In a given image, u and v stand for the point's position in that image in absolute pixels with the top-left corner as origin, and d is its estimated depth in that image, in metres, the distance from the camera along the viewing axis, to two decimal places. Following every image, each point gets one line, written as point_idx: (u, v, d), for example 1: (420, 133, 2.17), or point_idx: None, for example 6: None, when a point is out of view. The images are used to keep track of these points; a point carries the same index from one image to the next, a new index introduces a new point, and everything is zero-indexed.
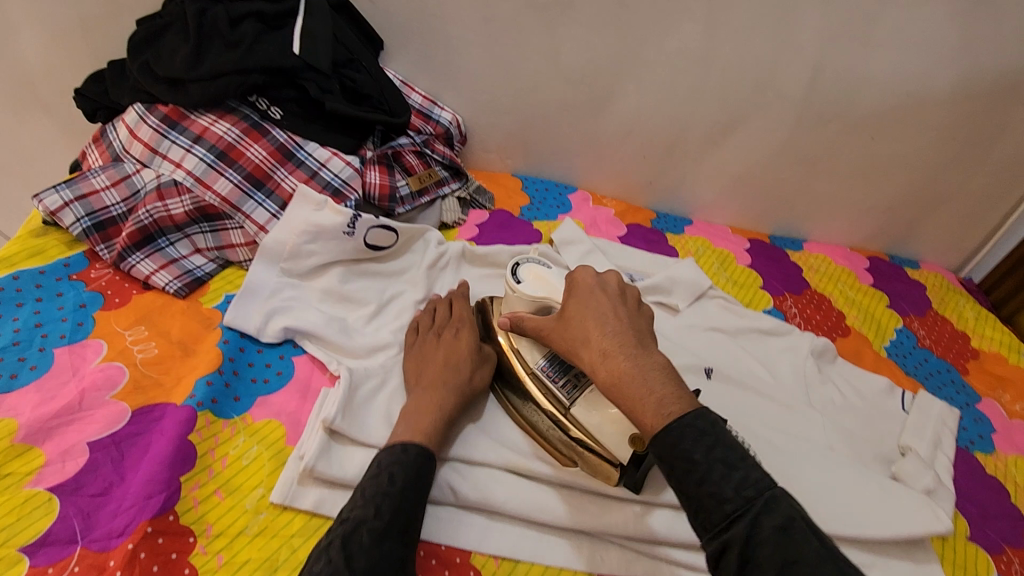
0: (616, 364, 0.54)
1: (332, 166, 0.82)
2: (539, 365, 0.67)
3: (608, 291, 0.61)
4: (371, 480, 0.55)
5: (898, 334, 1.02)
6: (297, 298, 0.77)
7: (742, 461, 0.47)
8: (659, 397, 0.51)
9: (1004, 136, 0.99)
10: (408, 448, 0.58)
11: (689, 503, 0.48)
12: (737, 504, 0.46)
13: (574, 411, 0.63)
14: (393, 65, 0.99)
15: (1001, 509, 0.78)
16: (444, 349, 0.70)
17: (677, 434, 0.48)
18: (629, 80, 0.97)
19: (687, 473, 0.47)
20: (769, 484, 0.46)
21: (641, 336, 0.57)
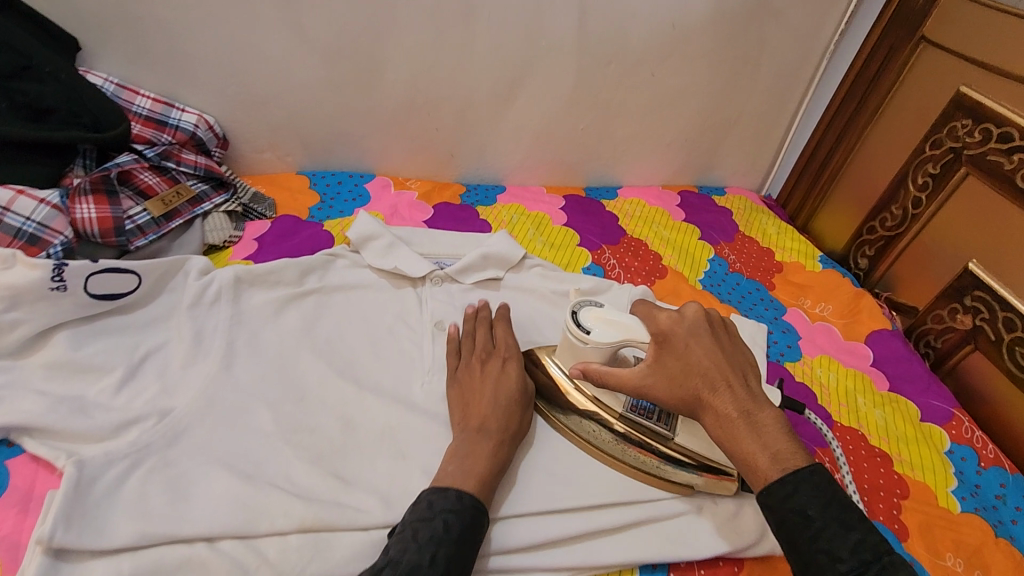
0: (735, 426, 0.54)
1: (18, 209, 0.65)
2: (627, 407, 0.67)
3: (699, 328, 0.60)
4: (423, 523, 0.53)
5: (711, 264, 1.05)
6: (8, 385, 0.61)
7: (858, 522, 0.49)
8: (774, 453, 0.52)
9: (766, 56, 1.03)
10: (462, 497, 0.56)
11: (796, 558, 0.50)
12: (852, 565, 0.47)
13: (680, 440, 0.66)
14: (100, 66, 0.81)
15: (812, 412, 0.83)
16: (493, 381, 0.68)
17: (792, 487, 0.50)
18: (391, 45, 0.88)
19: (801, 529, 0.49)
20: (888, 549, 0.48)
21: (746, 374, 0.58)
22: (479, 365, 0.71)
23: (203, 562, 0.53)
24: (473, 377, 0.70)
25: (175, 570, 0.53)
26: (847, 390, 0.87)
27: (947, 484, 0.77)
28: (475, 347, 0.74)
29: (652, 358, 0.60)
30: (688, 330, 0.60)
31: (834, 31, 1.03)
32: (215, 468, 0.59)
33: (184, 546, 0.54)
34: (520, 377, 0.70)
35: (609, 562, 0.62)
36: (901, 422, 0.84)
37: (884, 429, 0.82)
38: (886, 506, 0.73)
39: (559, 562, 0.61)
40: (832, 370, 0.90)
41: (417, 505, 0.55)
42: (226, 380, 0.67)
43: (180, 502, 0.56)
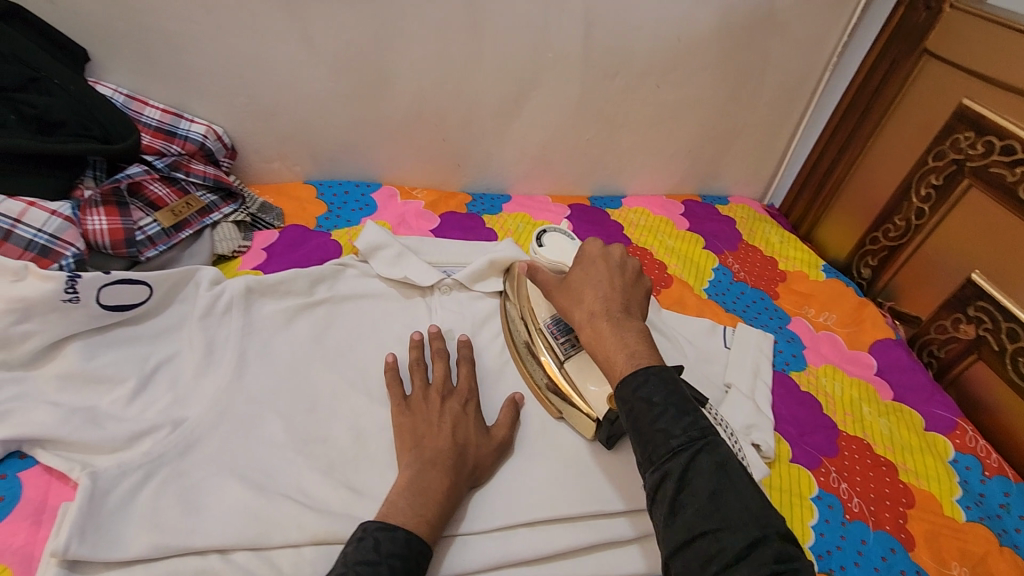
0: (600, 327, 0.60)
1: (30, 221, 0.64)
2: (545, 322, 0.74)
3: (610, 260, 0.67)
4: (368, 567, 0.49)
5: (715, 274, 1.05)
6: (21, 396, 0.61)
7: (693, 408, 0.51)
8: (631, 350, 0.56)
9: (770, 66, 1.04)
10: (411, 540, 0.53)
11: (638, 440, 0.51)
12: (682, 440, 0.49)
13: (568, 366, 0.71)
14: (110, 77, 0.81)
15: (818, 422, 0.83)
16: (451, 423, 0.64)
17: (641, 380, 0.53)
18: (399, 57, 0.88)
19: (643, 412, 0.51)
20: (716, 433, 0.50)
21: (629, 302, 0.62)
22: (438, 400, 0.66)
23: (217, 575, 0.54)
24: (427, 408, 0.66)
25: None
26: (852, 399, 0.88)
27: (952, 493, 0.77)
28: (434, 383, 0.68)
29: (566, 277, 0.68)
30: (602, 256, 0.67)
31: (838, 44, 1.04)
32: (227, 478, 0.60)
33: (198, 558, 0.54)
34: (481, 426, 0.66)
35: (624, 573, 0.62)
36: (905, 430, 0.84)
37: (889, 438, 0.83)
38: (892, 515, 0.74)
39: (571, 574, 0.61)
40: (836, 379, 0.91)
41: (364, 542, 0.51)
42: (238, 390, 0.67)
43: (192, 513, 0.57)
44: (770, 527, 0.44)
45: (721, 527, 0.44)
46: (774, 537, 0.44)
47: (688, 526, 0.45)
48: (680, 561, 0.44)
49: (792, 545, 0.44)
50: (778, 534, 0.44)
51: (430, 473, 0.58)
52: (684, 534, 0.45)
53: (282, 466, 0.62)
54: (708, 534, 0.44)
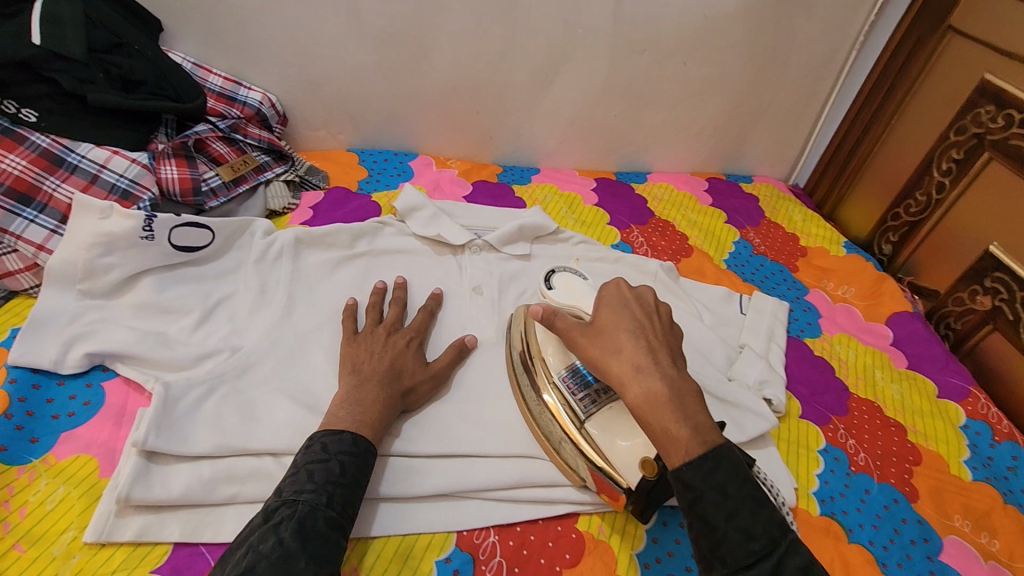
0: (657, 390, 0.51)
1: (114, 167, 0.73)
2: (560, 377, 0.66)
3: (642, 304, 0.60)
4: (319, 466, 0.55)
5: (736, 246, 1.09)
6: (103, 319, 0.69)
7: (768, 500, 0.47)
8: (694, 424, 0.49)
9: (796, 45, 1.07)
10: (357, 440, 0.58)
11: (707, 535, 0.46)
12: (763, 543, 0.45)
13: (590, 428, 0.62)
14: (179, 47, 0.90)
15: (829, 384, 0.87)
16: (393, 355, 0.68)
17: (715, 463, 0.47)
18: (439, 32, 0.95)
19: (715, 505, 0.46)
20: (790, 528, 0.47)
21: (672, 352, 0.56)
22: (383, 334, 0.71)
23: (271, 474, 0.61)
24: (373, 339, 0.70)
25: (247, 479, 0.60)
26: (866, 365, 0.91)
27: (959, 454, 0.80)
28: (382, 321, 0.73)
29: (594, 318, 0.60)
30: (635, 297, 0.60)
31: (864, 24, 1.06)
32: (279, 396, 0.67)
33: (255, 459, 0.61)
34: (418, 358, 0.70)
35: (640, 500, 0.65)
36: (917, 397, 0.87)
37: (900, 402, 0.86)
38: (898, 470, 0.77)
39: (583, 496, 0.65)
40: (851, 347, 0.93)
41: (311, 447, 0.56)
42: (288, 325, 0.74)
43: (249, 422, 0.64)
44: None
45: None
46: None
47: None
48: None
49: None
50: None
51: (366, 387, 0.63)
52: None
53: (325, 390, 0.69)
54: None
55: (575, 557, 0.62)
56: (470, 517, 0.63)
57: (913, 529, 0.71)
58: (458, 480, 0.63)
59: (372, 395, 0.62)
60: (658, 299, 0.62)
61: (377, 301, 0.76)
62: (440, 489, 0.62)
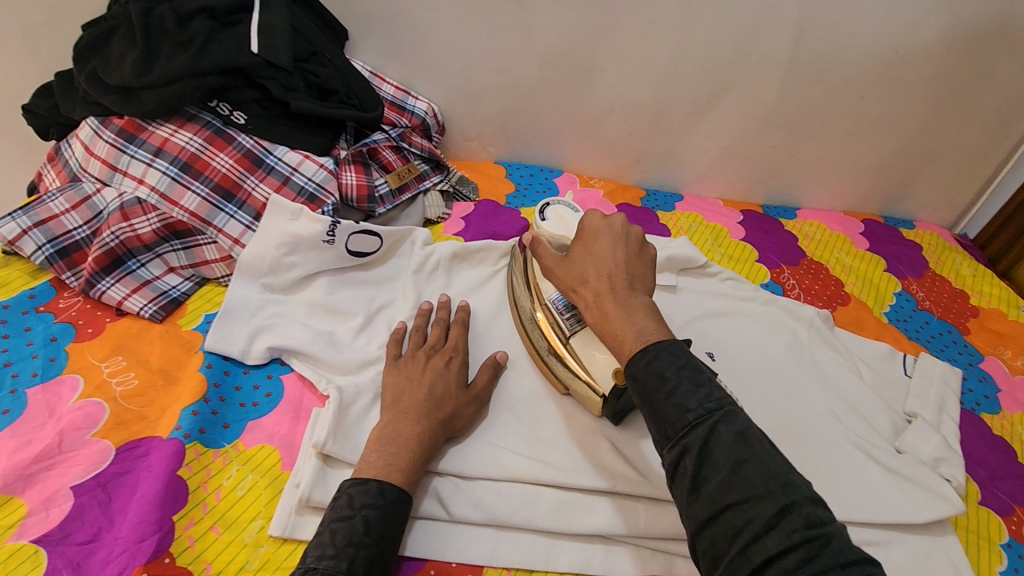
0: (605, 306, 0.55)
1: (304, 170, 0.78)
2: (551, 299, 0.70)
3: (613, 231, 0.60)
4: (341, 524, 0.51)
5: (897, 299, 1.00)
6: (281, 314, 0.73)
7: (707, 378, 0.47)
8: (639, 330, 0.52)
9: (993, 85, 0.97)
10: (383, 491, 0.54)
11: (652, 416, 0.48)
12: (698, 414, 0.46)
13: (573, 342, 0.66)
14: (360, 56, 0.94)
15: (1011, 469, 0.77)
16: (432, 377, 0.64)
17: (653, 355, 0.49)
18: (607, 55, 0.93)
19: (656, 389, 0.48)
20: (733, 401, 0.47)
21: (635, 278, 0.57)
22: (423, 358, 0.66)
23: (435, 490, 0.61)
24: (413, 365, 0.66)
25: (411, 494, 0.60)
26: None
27: None
28: (423, 341, 0.69)
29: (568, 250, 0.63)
30: (606, 228, 0.61)
31: None
32: None
33: None
34: (461, 380, 0.66)
35: None
36: None
37: None
38: None
39: None
40: None
41: (337, 500, 0.53)
42: None
43: None
44: (796, 491, 0.42)
45: (752, 500, 0.42)
46: (803, 502, 0.42)
47: (712, 501, 0.43)
48: (707, 537, 0.43)
49: (822, 508, 0.42)
50: (807, 497, 0.42)
51: (399, 422, 0.60)
52: (709, 508, 0.43)
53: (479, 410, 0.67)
54: (735, 507, 0.42)
55: None
56: (628, 564, 0.60)
57: None
58: (617, 522, 0.61)
59: (404, 429, 0.59)
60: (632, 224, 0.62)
61: (423, 319, 0.72)
62: (598, 529, 0.61)
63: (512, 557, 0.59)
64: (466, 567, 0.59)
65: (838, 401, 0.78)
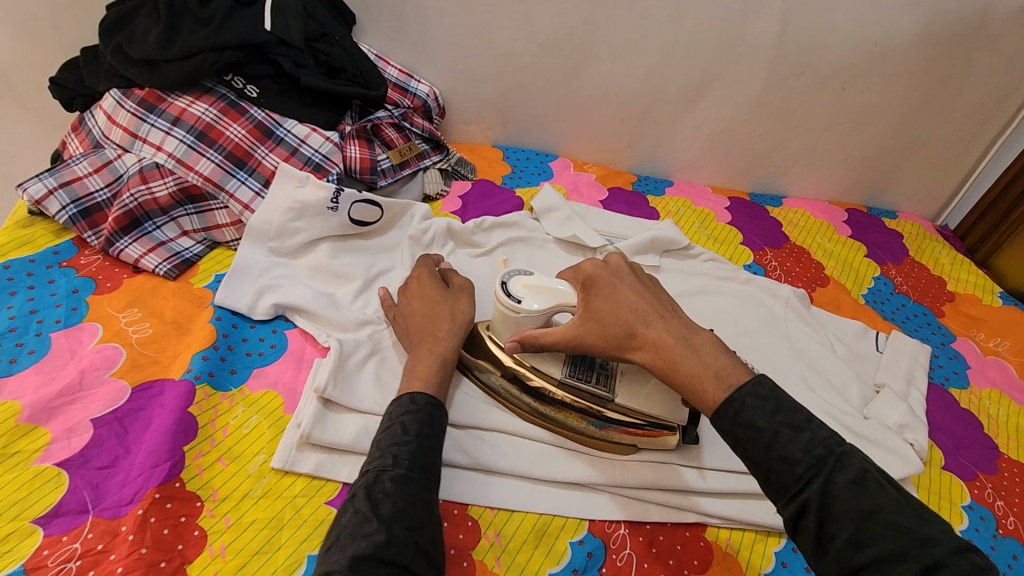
0: (675, 354, 0.55)
1: (311, 142, 0.83)
2: (564, 376, 0.65)
3: (625, 277, 0.63)
4: (384, 431, 0.55)
5: (875, 282, 1.04)
6: (286, 276, 0.78)
7: (806, 423, 0.48)
8: (718, 374, 0.52)
9: (972, 79, 1.01)
10: (415, 399, 0.58)
11: (757, 470, 0.49)
12: (808, 467, 0.46)
13: (620, 402, 0.64)
14: (367, 39, 0.99)
15: (975, 439, 0.81)
16: (417, 300, 0.71)
17: (737, 406, 0.50)
18: (602, 42, 0.98)
19: (753, 442, 0.48)
20: (839, 442, 0.48)
21: (673, 308, 0.60)
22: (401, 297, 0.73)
23: None
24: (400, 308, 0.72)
25: None
26: (1018, 426, 0.84)
27: None
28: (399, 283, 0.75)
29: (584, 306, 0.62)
30: (611, 274, 0.64)
31: None
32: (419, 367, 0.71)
33: None
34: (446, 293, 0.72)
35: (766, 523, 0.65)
36: None
37: None
38: None
39: (715, 509, 0.65)
40: (1002, 405, 0.87)
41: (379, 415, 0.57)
42: None
43: None
44: (930, 539, 0.43)
45: (886, 557, 0.43)
46: (945, 553, 0.42)
47: (846, 559, 0.44)
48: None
49: (967, 553, 0.42)
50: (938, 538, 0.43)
51: None
52: (842, 565, 0.44)
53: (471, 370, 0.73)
54: (871, 566, 0.43)
55: (703, 564, 0.62)
56: (603, 509, 0.65)
57: None
58: (595, 472, 0.66)
59: None
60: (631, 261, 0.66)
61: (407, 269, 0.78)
62: (576, 477, 0.66)
63: (495, 498, 0.64)
64: (452, 505, 0.63)
65: (810, 371, 0.83)
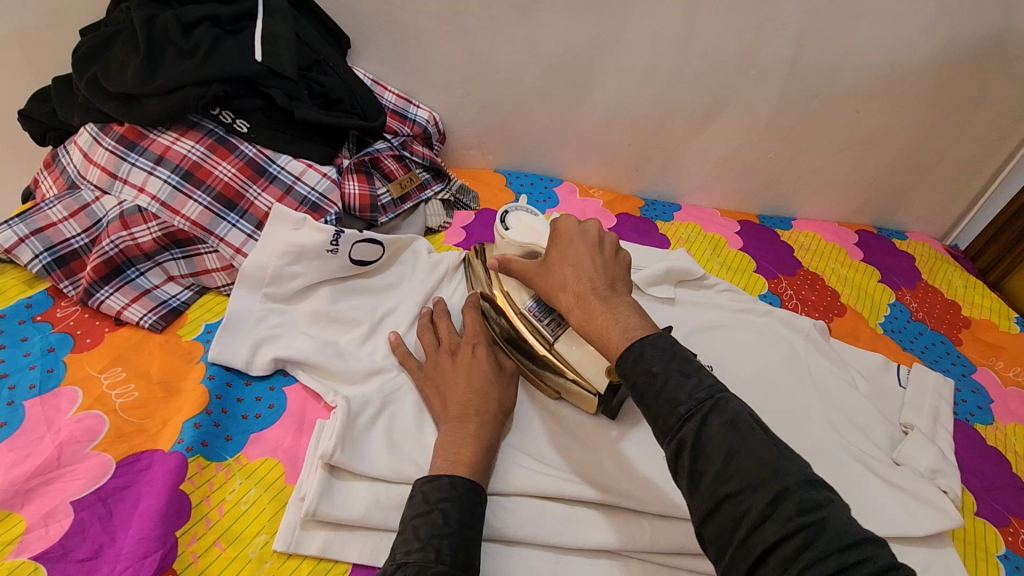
0: (590, 305, 0.55)
1: (307, 179, 0.77)
2: (527, 306, 0.71)
3: (587, 238, 0.61)
4: (422, 519, 0.51)
5: (891, 309, 1.01)
6: (284, 324, 0.73)
7: (695, 369, 0.46)
8: (625, 327, 0.51)
9: (986, 100, 0.99)
10: (455, 483, 0.54)
11: (647, 413, 0.47)
12: (690, 406, 0.44)
13: (558, 346, 0.68)
14: (362, 63, 0.94)
15: (1005, 480, 0.79)
16: (466, 371, 0.66)
17: (638, 353, 0.48)
18: (609, 65, 0.94)
19: (647, 386, 0.47)
20: (722, 387, 0.46)
21: (614, 279, 0.57)
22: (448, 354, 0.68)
23: None
24: (439, 367, 0.67)
25: None
26: None
27: None
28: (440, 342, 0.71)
29: (545, 256, 0.64)
30: (578, 234, 0.62)
31: None
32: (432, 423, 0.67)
33: None
34: (494, 363, 0.68)
35: None
36: None
37: None
38: None
39: None
40: None
41: (414, 498, 0.54)
42: None
43: (416, 446, 0.64)
44: (789, 475, 0.40)
45: (746, 488, 0.41)
46: (797, 485, 0.40)
47: (712, 490, 0.41)
48: (711, 527, 0.41)
49: (818, 487, 0.41)
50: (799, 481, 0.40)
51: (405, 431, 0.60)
52: (710, 501, 0.41)
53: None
54: (732, 498, 0.40)
55: None
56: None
57: None
58: (622, 537, 0.61)
59: None
60: (607, 233, 0.63)
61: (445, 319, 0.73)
62: (603, 544, 0.61)
63: (520, 572, 0.60)
64: None
65: (836, 412, 0.79)
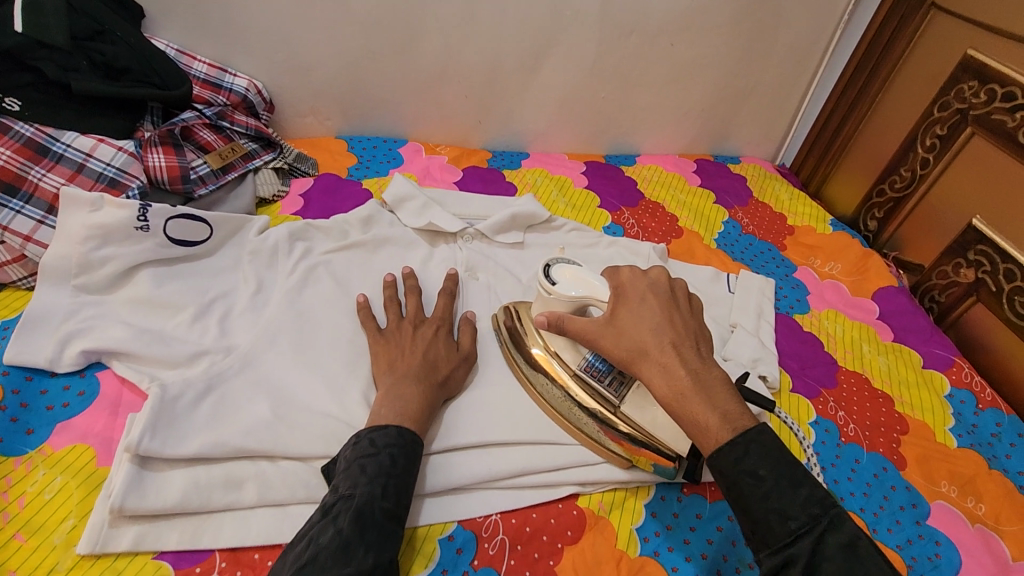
0: (681, 381, 0.52)
1: (100, 155, 0.74)
2: (583, 365, 0.68)
3: (661, 295, 0.58)
4: (370, 459, 0.54)
5: (725, 226, 1.10)
6: (100, 315, 0.67)
7: (806, 479, 0.47)
8: (724, 413, 0.50)
9: (783, 24, 1.08)
10: (403, 433, 0.57)
11: (748, 520, 0.47)
12: (803, 522, 0.45)
13: (626, 409, 0.65)
14: (163, 33, 0.88)
15: (819, 357, 0.88)
16: (424, 345, 0.68)
17: (742, 451, 0.48)
18: (427, 16, 0.94)
19: (751, 488, 0.47)
20: (835, 503, 0.46)
21: (697, 340, 0.55)
22: (411, 328, 0.70)
23: (267, 474, 0.59)
24: (400, 337, 0.69)
25: (241, 483, 0.58)
26: (853, 339, 0.92)
27: (944, 423, 0.82)
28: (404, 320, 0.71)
29: (609, 314, 0.59)
30: (648, 287, 0.59)
31: (850, 0, 1.08)
32: (260, 397, 0.64)
33: (250, 464, 0.60)
34: (450, 343, 0.70)
35: (634, 480, 0.67)
36: (903, 367, 0.89)
37: (887, 374, 0.87)
38: (886, 439, 0.78)
39: (590, 477, 0.66)
40: (838, 322, 0.95)
41: (360, 443, 0.55)
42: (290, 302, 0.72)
43: (244, 419, 0.61)
44: None
45: None
46: None
47: None
48: None
49: None
50: None
51: (405, 386, 0.62)
52: None
53: (315, 385, 0.66)
54: None
55: (575, 535, 0.63)
56: (472, 506, 0.63)
57: (902, 494, 0.72)
58: (468, 472, 0.64)
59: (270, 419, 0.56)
60: (675, 282, 0.61)
61: (396, 290, 0.75)
62: (453, 482, 0.63)
63: None
64: None
65: None
